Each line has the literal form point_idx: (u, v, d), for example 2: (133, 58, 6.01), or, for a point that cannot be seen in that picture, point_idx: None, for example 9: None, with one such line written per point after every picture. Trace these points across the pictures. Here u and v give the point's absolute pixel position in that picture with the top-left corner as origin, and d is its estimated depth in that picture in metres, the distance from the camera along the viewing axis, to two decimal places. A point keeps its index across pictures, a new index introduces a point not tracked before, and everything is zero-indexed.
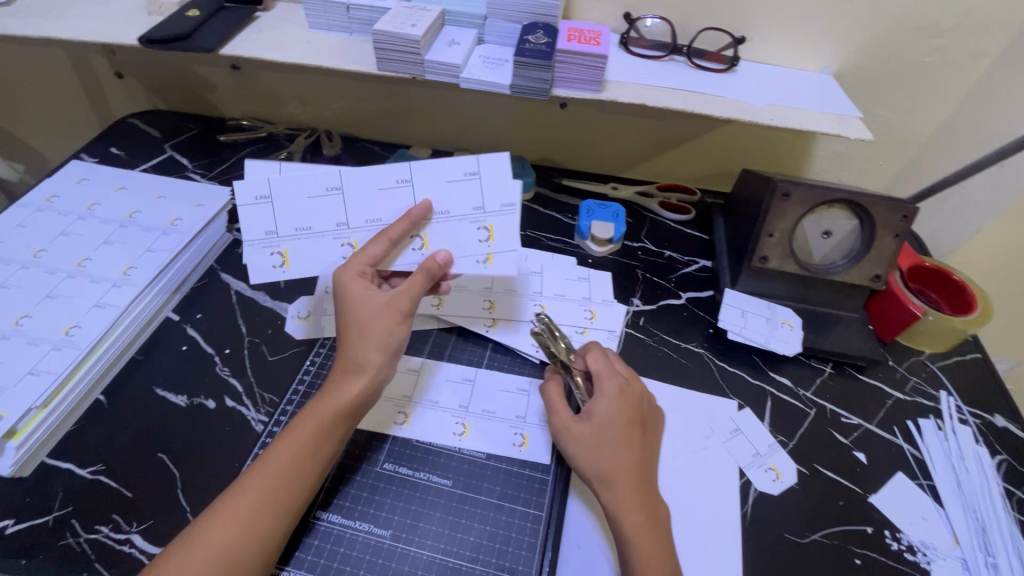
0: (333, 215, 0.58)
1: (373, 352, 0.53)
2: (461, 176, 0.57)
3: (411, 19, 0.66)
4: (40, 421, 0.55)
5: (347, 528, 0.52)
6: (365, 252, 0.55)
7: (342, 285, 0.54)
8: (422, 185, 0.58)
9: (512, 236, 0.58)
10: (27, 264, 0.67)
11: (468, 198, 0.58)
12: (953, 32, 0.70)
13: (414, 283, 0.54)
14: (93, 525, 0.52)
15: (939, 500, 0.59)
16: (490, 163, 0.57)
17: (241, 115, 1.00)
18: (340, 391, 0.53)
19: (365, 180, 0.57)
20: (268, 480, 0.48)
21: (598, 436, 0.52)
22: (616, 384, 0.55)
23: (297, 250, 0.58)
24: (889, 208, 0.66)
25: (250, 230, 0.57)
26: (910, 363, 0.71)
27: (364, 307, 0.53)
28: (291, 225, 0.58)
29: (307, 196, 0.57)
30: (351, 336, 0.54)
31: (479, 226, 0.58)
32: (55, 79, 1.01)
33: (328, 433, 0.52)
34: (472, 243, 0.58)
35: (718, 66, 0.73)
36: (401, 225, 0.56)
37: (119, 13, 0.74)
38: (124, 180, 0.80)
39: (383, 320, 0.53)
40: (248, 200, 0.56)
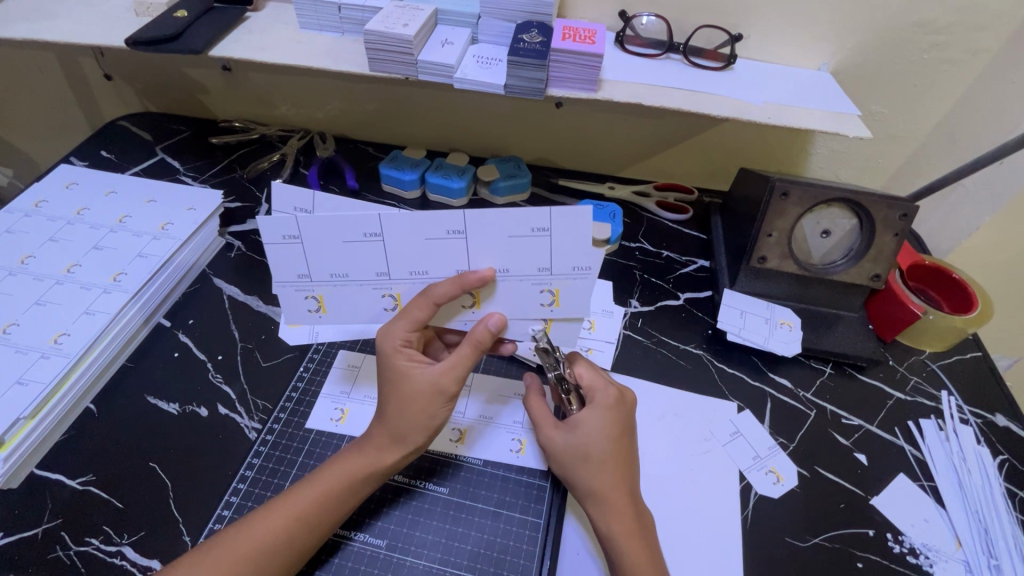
0: (374, 263, 0.50)
1: (416, 430, 0.50)
2: (528, 232, 0.47)
3: (403, 18, 0.65)
4: (28, 431, 0.54)
5: (341, 537, 0.51)
6: (408, 315, 0.50)
7: (385, 348, 0.50)
8: (480, 241, 0.48)
9: (580, 301, 0.51)
10: (15, 271, 0.66)
11: (536, 257, 0.49)
12: (951, 28, 0.69)
13: (463, 357, 0.50)
14: (83, 537, 0.51)
15: (941, 502, 0.59)
16: (566, 218, 0.46)
17: (233, 116, 0.99)
18: (376, 458, 0.50)
19: (414, 231, 0.48)
20: (277, 526, 0.46)
21: (589, 450, 0.50)
22: (610, 395, 0.53)
23: (333, 296, 0.53)
24: (888, 206, 0.65)
25: (281, 274, 0.51)
26: (911, 363, 0.71)
27: (409, 380, 0.50)
28: (325, 270, 0.51)
29: (343, 241, 0.49)
30: (392, 406, 0.50)
31: (544, 289, 0.50)
32: (43, 81, 1.00)
33: (354, 491, 0.50)
34: (533, 304, 0.52)
35: (715, 65, 0.72)
36: (450, 290, 0.48)
37: (106, 15, 0.73)
38: (114, 184, 0.78)
39: (428, 397, 0.49)
40: (275, 239, 0.49)
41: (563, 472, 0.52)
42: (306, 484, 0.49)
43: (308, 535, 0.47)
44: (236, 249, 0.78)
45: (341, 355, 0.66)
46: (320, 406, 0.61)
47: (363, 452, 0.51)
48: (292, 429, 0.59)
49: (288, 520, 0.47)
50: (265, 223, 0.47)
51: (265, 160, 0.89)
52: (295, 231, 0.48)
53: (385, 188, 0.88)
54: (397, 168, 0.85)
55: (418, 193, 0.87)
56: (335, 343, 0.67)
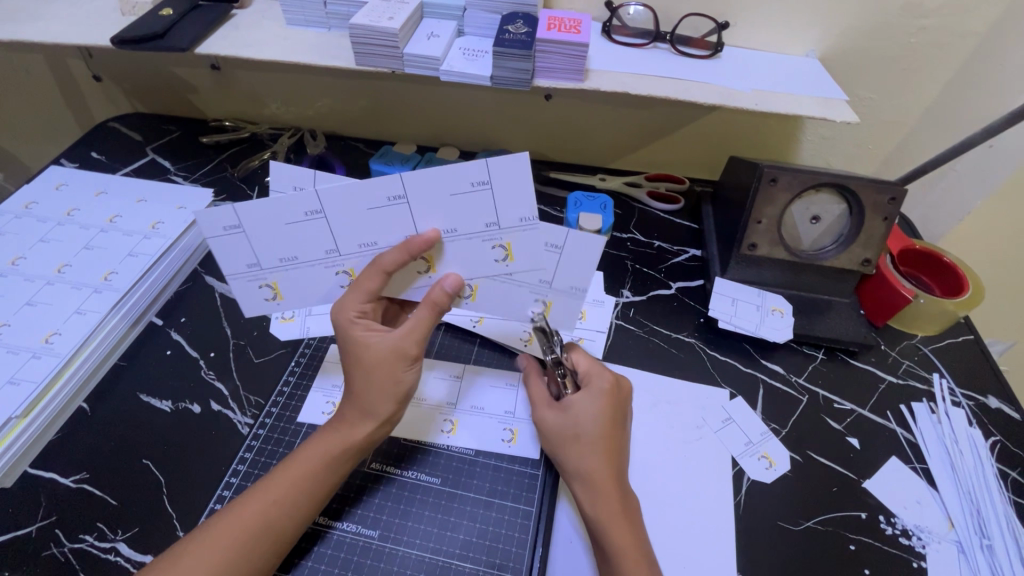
0: (321, 241, 0.50)
1: (383, 399, 0.50)
2: (468, 187, 0.47)
3: (388, 12, 0.64)
4: (21, 430, 0.54)
5: (320, 526, 0.51)
6: (361, 286, 0.50)
7: (341, 321, 0.50)
8: (422, 203, 0.48)
9: (533, 255, 0.51)
10: (6, 272, 0.66)
11: (479, 212, 0.48)
12: (937, 11, 0.69)
13: (423, 319, 0.50)
14: (77, 534, 0.51)
15: (933, 483, 0.59)
16: (501, 166, 0.46)
17: (223, 116, 0.98)
18: (347, 433, 0.51)
19: (351, 202, 0.48)
20: (261, 510, 0.46)
21: (581, 432, 0.51)
22: (605, 381, 0.54)
23: (287, 281, 0.53)
24: (877, 190, 0.65)
25: (228, 262, 0.51)
26: (902, 347, 0.71)
27: (368, 348, 0.50)
28: (274, 254, 0.51)
29: (284, 222, 0.49)
30: (355, 377, 0.51)
31: (494, 244, 0.50)
32: (32, 84, 1.00)
33: (332, 470, 0.50)
34: (486, 261, 0.51)
35: (702, 53, 0.72)
36: (399, 258, 0.49)
37: (91, 15, 0.73)
38: (104, 184, 0.78)
39: (391, 363, 0.50)
40: (216, 231, 0.49)
41: (555, 453, 0.53)
42: (285, 465, 0.50)
43: (291, 516, 0.47)
44: None
45: (332, 349, 0.66)
46: (311, 399, 0.61)
47: (336, 430, 0.51)
48: (284, 424, 0.59)
49: (271, 502, 0.47)
50: (201, 214, 0.47)
51: (255, 158, 0.89)
52: (235, 221, 0.48)
53: (376, 184, 0.88)
54: (387, 164, 0.85)
55: None
56: (327, 338, 0.67)
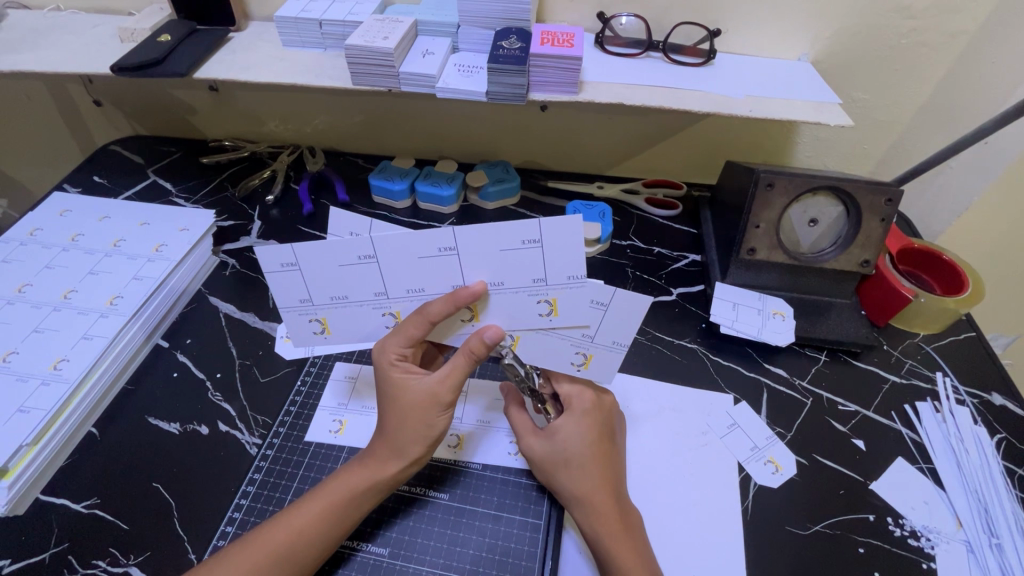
0: (372, 284, 0.50)
1: (415, 442, 0.50)
2: (518, 245, 0.46)
3: (383, 31, 0.65)
4: (32, 457, 0.54)
5: (347, 548, 0.51)
6: (403, 331, 0.50)
7: (380, 362, 0.51)
8: (471, 254, 0.47)
9: (578, 310, 0.50)
10: (13, 300, 0.66)
11: (528, 268, 0.47)
12: (926, 12, 0.70)
13: (459, 367, 0.50)
14: (90, 560, 0.51)
15: (940, 483, 0.59)
16: (555, 228, 0.45)
17: (223, 135, 0.99)
18: (375, 470, 0.51)
19: (404, 250, 0.47)
20: (280, 539, 0.47)
21: (569, 455, 0.52)
22: (587, 400, 0.55)
23: (336, 318, 0.53)
24: (873, 192, 0.66)
25: (285, 297, 0.52)
26: (905, 347, 0.71)
27: (407, 393, 0.51)
28: (326, 293, 0.51)
29: (339, 264, 0.49)
30: (390, 418, 0.51)
31: (540, 299, 0.49)
32: (34, 110, 1.01)
33: (356, 505, 0.50)
34: (531, 315, 0.50)
35: (695, 60, 0.73)
36: (443, 308, 0.48)
37: (91, 43, 0.74)
38: (107, 209, 0.79)
39: (425, 407, 0.50)
40: (274, 267, 0.49)
41: (547, 480, 0.53)
42: (309, 498, 0.50)
43: (310, 549, 0.47)
44: (230, 267, 0.78)
45: (337, 367, 0.67)
46: (318, 418, 0.62)
47: (365, 465, 0.51)
48: (292, 443, 0.60)
49: (291, 534, 0.47)
50: (263, 252, 0.48)
51: (255, 177, 0.90)
52: (292, 260, 0.49)
53: (375, 200, 0.89)
54: (387, 179, 0.86)
55: (409, 202, 0.88)
56: (331, 355, 0.68)
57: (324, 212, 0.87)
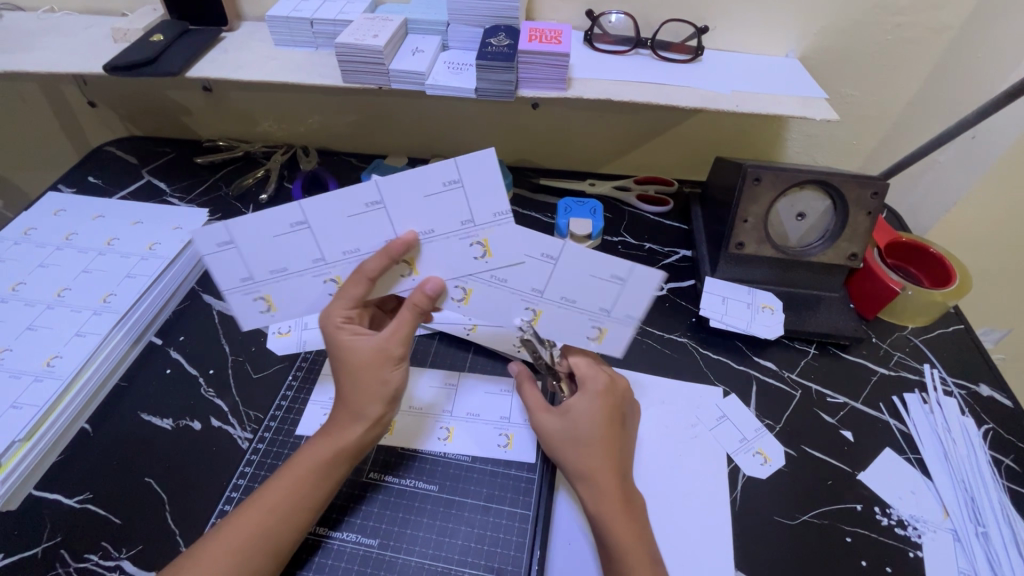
0: (309, 251, 0.51)
1: (371, 400, 0.51)
2: (441, 187, 0.48)
3: (373, 30, 0.66)
4: (25, 452, 0.55)
5: (318, 536, 0.52)
6: (346, 293, 0.51)
7: (328, 328, 0.51)
8: (398, 204, 0.48)
9: (513, 249, 0.51)
10: (6, 298, 0.67)
11: (454, 211, 0.49)
12: (912, 8, 0.70)
13: (406, 321, 0.52)
14: (82, 554, 0.52)
15: (927, 473, 0.59)
16: (468, 164, 0.47)
17: (217, 136, 1.00)
18: (338, 437, 0.51)
19: (330, 209, 0.48)
20: (256, 521, 0.47)
21: (579, 434, 0.53)
22: (601, 381, 0.55)
23: (280, 293, 0.53)
24: (859, 185, 0.66)
25: (224, 279, 0.52)
26: (893, 339, 0.72)
27: (355, 353, 0.51)
28: (265, 267, 0.51)
29: (272, 235, 0.50)
30: (343, 382, 0.52)
31: (472, 241, 0.50)
32: (29, 112, 1.01)
33: (325, 476, 0.50)
34: (466, 258, 0.51)
35: (683, 57, 0.74)
36: (381, 264, 0.49)
37: (84, 44, 0.75)
38: (101, 208, 0.80)
39: (376, 364, 0.51)
40: (210, 248, 0.50)
41: (556, 457, 0.54)
42: (278, 477, 0.50)
43: (288, 525, 0.48)
44: None
45: (329, 362, 0.67)
46: (309, 413, 0.62)
47: (326, 434, 0.52)
48: (283, 437, 0.60)
49: (266, 513, 0.48)
50: (194, 232, 0.48)
51: (249, 176, 0.90)
52: (226, 237, 0.49)
53: None
54: (379, 177, 0.87)
55: None
56: (323, 351, 0.68)
57: None
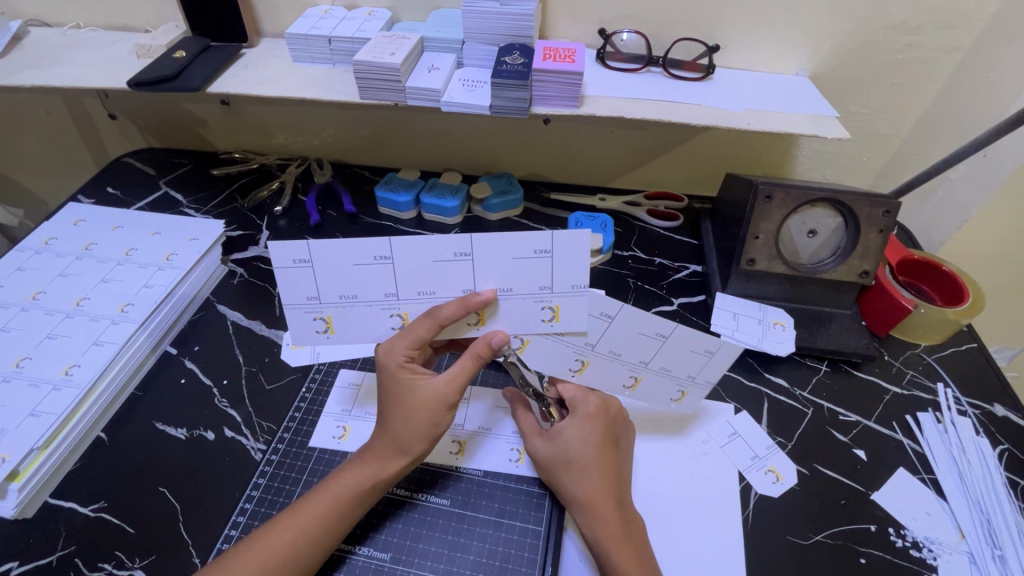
0: (382, 284, 0.52)
1: (418, 438, 0.52)
2: (530, 254, 0.49)
3: (390, 48, 0.67)
4: (42, 461, 0.55)
5: (343, 552, 0.52)
6: (412, 333, 0.51)
7: (388, 364, 0.52)
8: (484, 260, 0.49)
9: (580, 319, 0.53)
10: (26, 307, 0.68)
11: (536, 277, 0.50)
12: (922, 28, 0.71)
13: (465, 369, 0.51)
14: (96, 563, 0.52)
15: (942, 494, 0.59)
16: (565, 240, 0.48)
17: (233, 147, 1.02)
18: (378, 468, 0.52)
19: (418, 253, 0.50)
20: (283, 541, 0.47)
21: (570, 458, 0.53)
22: (591, 405, 0.55)
23: (342, 317, 0.54)
24: (870, 204, 0.67)
25: (291, 295, 0.52)
26: (906, 357, 0.71)
27: (414, 394, 0.51)
28: (335, 292, 0.52)
29: (353, 263, 0.50)
30: (394, 417, 0.52)
31: (544, 305, 0.52)
32: (50, 124, 1.04)
33: (361, 503, 0.51)
34: (534, 320, 0.53)
35: (694, 75, 0.74)
36: (454, 312, 0.50)
37: (109, 60, 0.77)
38: (120, 219, 0.81)
39: (432, 407, 0.51)
40: (287, 263, 0.50)
41: (549, 480, 0.54)
42: (311, 498, 0.50)
43: (316, 550, 0.48)
44: (238, 276, 0.80)
45: (341, 373, 0.68)
46: (322, 424, 0.63)
47: (367, 462, 0.52)
48: (295, 448, 0.61)
49: (295, 534, 0.48)
50: (276, 247, 0.49)
51: (264, 188, 0.92)
52: (306, 256, 0.50)
53: (381, 211, 0.90)
54: (392, 191, 0.88)
55: (414, 213, 0.90)
56: (336, 362, 0.69)
57: (330, 223, 0.88)
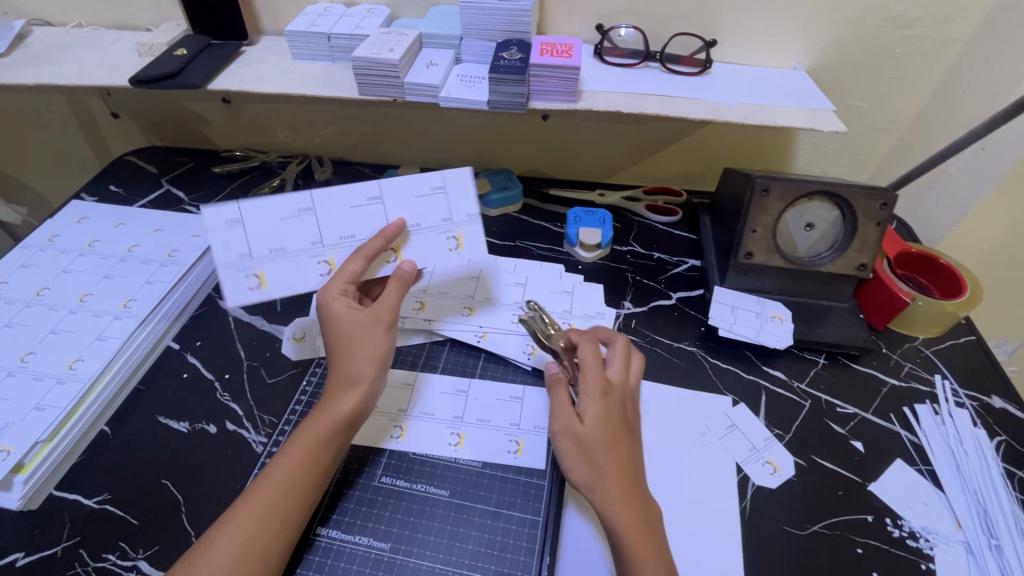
0: (307, 234, 0.56)
1: (364, 364, 0.54)
2: (428, 190, 0.58)
3: (389, 44, 0.68)
4: (46, 453, 0.56)
5: (307, 533, 0.53)
6: (344, 270, 0.54)
7: (325, 304, 0.54)
8: (394, 200, 0.57)
9: (480, 243, 0.60)
10: (30, 303, 0.69)
11: (434, 210, 0.59)
12: (920, 21, 0.71)
13: (394, 292, 0.55)
14: (100, 553, 0.53)
15: (939, 484, 0.59)
16: (454, 175, 0.58)
17: (235, 145, 1.02)
18: (334, 406, 0.53)
19: (336, 202, 0.57)
20: (268, 499, 0.48)
21: (595, 440, 0.52)
22: (600, 381, 0.54)
23: (274, 271, 0.56)
24: (868, 197, 0.67)
25: (221, 254, 0.55)
26: (904, 350, 0.72)
27: (354, 325, 0.54)
28: (265, 245, 0.56)
29: (279, 216, 0.55)
30: (339, 353, 0.54)
31: (449, 236, 0.59)
32: (53, 123, 1.04)
33: (327, 446, 0.52)
34: (442, 250, 0.59)
35: (692, 70, 0.75)
36: (378, 242, 0.55)
37: (111, 58, 0.78)
38: (122, 216, 0.82)
39: (369, 329, 0.54)
40: (218, 225, 0.54)
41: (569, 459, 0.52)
42: (282, 455, 0.51)
43: (296, 499, 0.49)
44: None
45: None
46: None
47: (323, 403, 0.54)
48: None
49: (276, 491, 0.49)
50: (207, 207, 0.53)
51: (265, 185, 0.92)
52: (235, 216, 0.54)
53: None
54: None
55: None
56: None
57: None
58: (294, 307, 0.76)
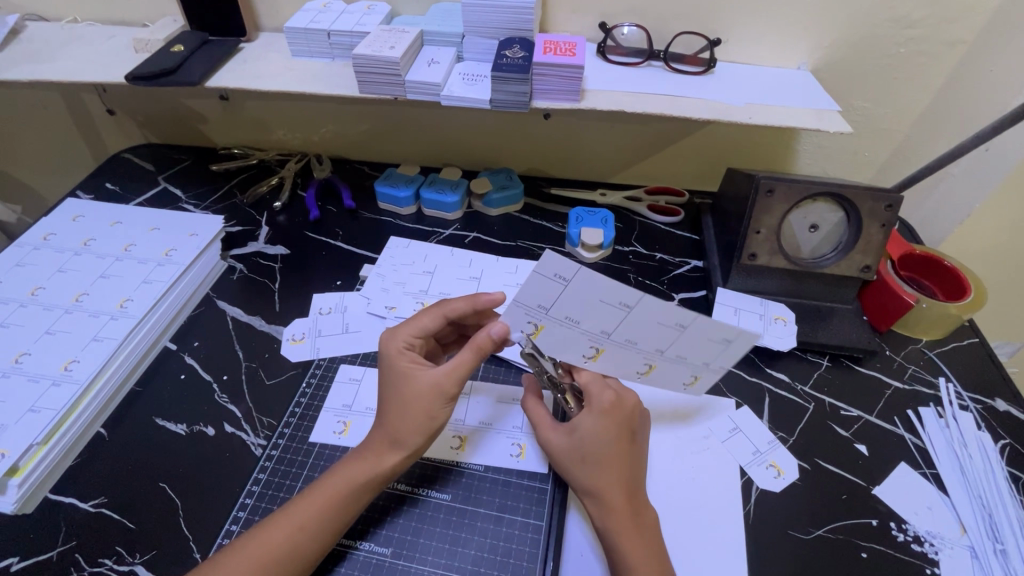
0: (604, 321, 0.51)
1: (413, 431, 0.52)
2: (717, 339, 0.52)
3: (390, 41, 0.67)
4: (41, 456, 0.55)
5: (343, 546, 0.52)
6: (417, 322, 0.57)
7: (389, 351, 0.56)
8: (689, 337, 0.52)
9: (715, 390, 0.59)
10: (26, 303, 0.68)
11: (708, 357, 0.54)
12: (925, 21, 0.71)
13: (464, 361, 0.53)
14: (97, 558, 0.52)
15: (943, 488, 0.59)
16: (743, 343, 0.51)
17: (232, 143, 1.01)
18: (374, 463, 0.52)
19: (654, 317, 0.50)
20: (282, 539, 0.47)
21: (587, 451, 0.52)
22: (606, 397, 0.54)
23: (552, 330, 0.52)
24: (873, 198, 0.66)
25: (525, 296, 0.50)
26: (908, 352, 0.71)
27: (410, 381, 0.53)
28: (566, 311, 0.50)
29: (601, 299, 0.49)
30: (391, 408, 0.53)
31: (697, 377, 0.57)
32: (49, 120, 1.03)
33: (357, 498, 0.51)
34: (678, 383, 0.58)
35: (696, 69, 0.74)
36: (463, 306, 0.57)
37: (108, 54, 0.77)
38: (119, 214, 0.81)
39: (428, 397, 0.53)
40: (547, 272, 0.47)
41: (563, 470, 0.54)
42: (310, 494, 0.50)
43: (315, 544, 0.48)
44: (238, 271, 0.80)
45: (342, 369, 0.67)
46: (322, 419, 0.62)
47: (365, 457, 0.52)
48: (296, 444, 0.60)
49: (292, 530, 0.48)
50: (554, 259, 0.45)
51: (264, 184, 0.92)
52: (568, 275, 0.47)
53: (381, 206, 0.90)
54: (392, 186, 0.88)
55: (414, 208, 0.89)
56: (336, 358, 0.69)
57: (330, 219, 0.88)
58: (294, 306, 0.75)
